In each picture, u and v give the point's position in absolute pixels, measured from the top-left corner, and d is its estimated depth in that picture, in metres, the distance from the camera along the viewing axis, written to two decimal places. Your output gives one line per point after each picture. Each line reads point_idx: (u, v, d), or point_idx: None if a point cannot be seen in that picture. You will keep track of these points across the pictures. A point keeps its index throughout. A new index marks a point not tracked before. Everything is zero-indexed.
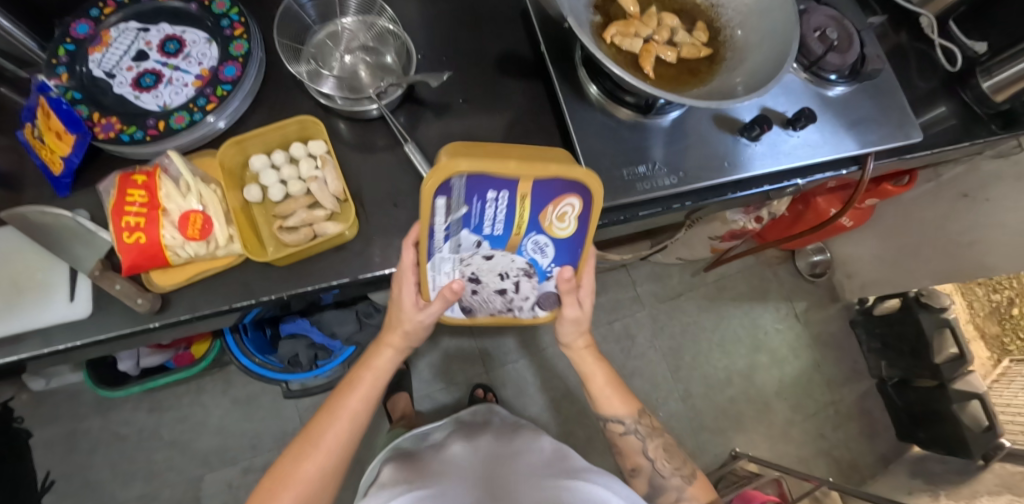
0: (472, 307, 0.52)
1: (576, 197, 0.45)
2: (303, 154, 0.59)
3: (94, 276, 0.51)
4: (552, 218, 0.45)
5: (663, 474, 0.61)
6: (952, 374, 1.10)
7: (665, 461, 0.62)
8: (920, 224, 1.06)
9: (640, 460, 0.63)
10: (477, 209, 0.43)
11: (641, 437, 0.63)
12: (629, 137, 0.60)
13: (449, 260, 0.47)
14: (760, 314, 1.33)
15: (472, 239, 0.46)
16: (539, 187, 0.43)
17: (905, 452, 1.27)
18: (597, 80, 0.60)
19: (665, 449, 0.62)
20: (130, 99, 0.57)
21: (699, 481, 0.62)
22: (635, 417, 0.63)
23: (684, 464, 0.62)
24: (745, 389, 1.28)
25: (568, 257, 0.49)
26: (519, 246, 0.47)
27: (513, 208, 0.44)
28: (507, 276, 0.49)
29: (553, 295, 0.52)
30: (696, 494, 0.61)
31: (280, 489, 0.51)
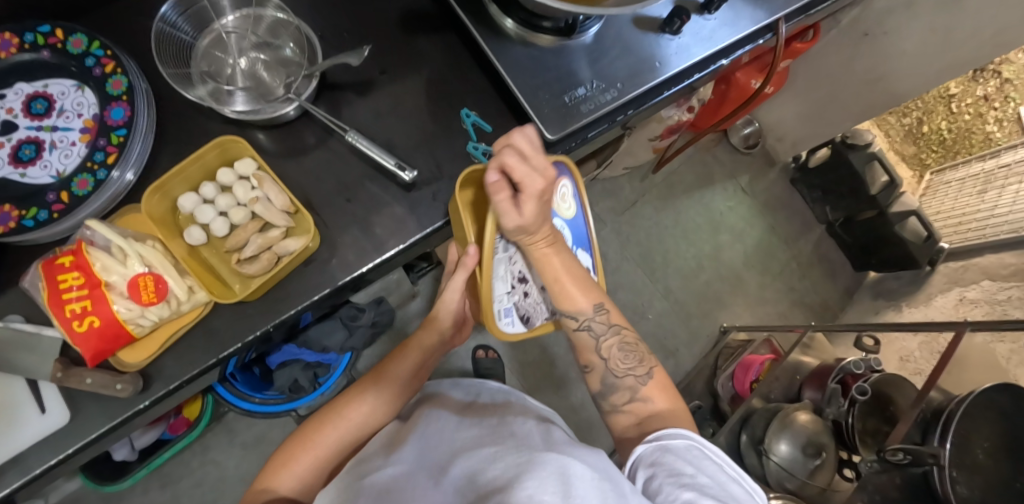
0: (528, 314, 0.57)
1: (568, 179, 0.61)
2: (234, 178, 0.55)
3: (58, 378, 0.47)
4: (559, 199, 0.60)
5: (617, 373, 0.55)
6: (888, 199, 1.20)
7: (621, 361, 0.56)
8: (830, 72, 1.10)
9: (593, 358, 0.56)
10: None
11: (597, 335, 0.56)
12: (558, 63, 0.59)
13: (502, 261, 0.53)
14: (712, 198, 1.40)
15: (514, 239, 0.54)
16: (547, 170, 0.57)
17: (863, 280, 1.42)
18: (511, 13, 0.57)
19: (622, 348, 0.56)
20: (16, 178, 0.50)
21: (655, 381, 0.56)
22: (590, 314, 0.54)
23: (642, 363, 0.56)
24: (716, 269, 1.36)
25: (576, 236, 0.62)
26: None
27: None
28: None
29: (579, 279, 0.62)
30: (652, 394, 0.55)
31: (296, 453, 0.52)
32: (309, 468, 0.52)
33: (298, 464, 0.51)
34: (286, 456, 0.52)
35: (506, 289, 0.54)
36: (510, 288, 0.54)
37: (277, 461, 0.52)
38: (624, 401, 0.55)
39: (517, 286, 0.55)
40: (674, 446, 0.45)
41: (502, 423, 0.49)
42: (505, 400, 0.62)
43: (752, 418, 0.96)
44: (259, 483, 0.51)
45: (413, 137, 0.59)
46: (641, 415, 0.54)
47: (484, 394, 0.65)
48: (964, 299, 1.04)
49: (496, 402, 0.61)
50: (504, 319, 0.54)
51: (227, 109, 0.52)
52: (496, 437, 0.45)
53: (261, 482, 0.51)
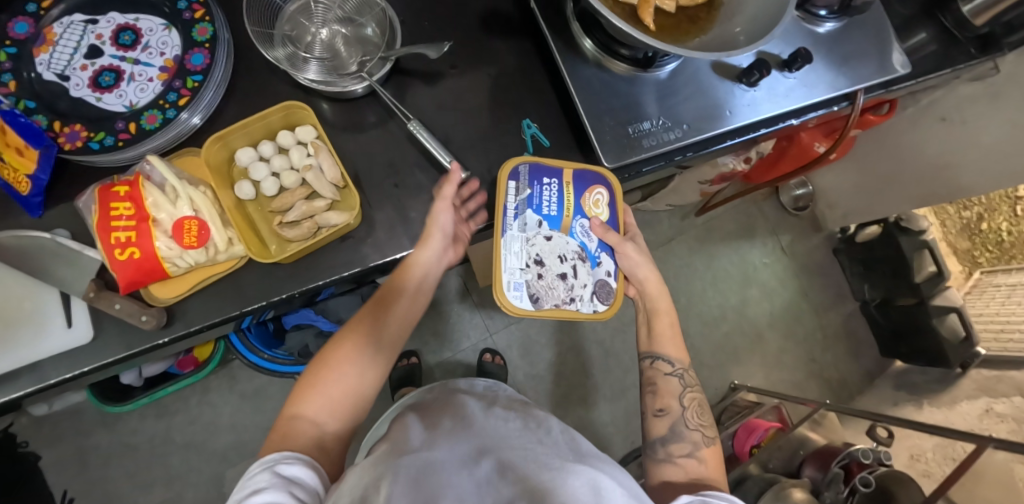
0: (539, 296, 0.54)
1: (603, 187, 0.59)
2: (292, 142, 0.56)
3: (90, 298, 0.49)
4: (589, 203, 0.58)
5: (688, 425, 0.56)
6: (932, 291, 1.16)
7: (695, 415, 0.57)
8: (899, 150, 1.07)
9: (672, 403, 0.58)
10: (537, 192, 0.56)
11: (681, 384, 0.59)
12: (628, 92, 0.59)
13: (518, 239, 0.54)
14: (748, 251, 1.37)
15: (535, 219, 0.55)
16: (579, 174, 0.58)
17: (888, 366, 1.36)
18: (591, 33, 0.57)
19: (698, 404, 0.58)
20: (91, 102, 0.52)
21: (714, 450, 0.56)
22: (683, 364, 0.60)
23: (709, 425, 0.58)
24: (738, 323, 1.33)
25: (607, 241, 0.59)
26: (570, 228, 0.57)
27: (563, 193, 0.57)
28: (565, 258, 0.56)
29: (605, 284, 0.58)
30: (708, 457, 0.55)
31: (325, 379, 0.48)
32: (338, 394, 0.48)
33: (317, 397, 0.47)
34: (316, 381, 0.48)
35: (518, 263, 0.54)
36: (524, 266, 0.54)
37: (299, 392, 0.48)
38: (682, 452, 0.55)
39: (531, 266, 0.54)
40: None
41: (525, 427, 0.50)
42: (523, 402, 0.62)
43: (745, 483, 0.93)
44: (287, 407, 0.47)
45: (470, 136, 0.59)
46: (693, 473, 0.53)
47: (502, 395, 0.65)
48: (990, 410, 0.99)
49: (516, 403, 0.61)
50: (511, 291, 0.53)
51: (303, 75, 0.54)
52: (527, 440, 0.46)
53: (289, 408, 0.47)
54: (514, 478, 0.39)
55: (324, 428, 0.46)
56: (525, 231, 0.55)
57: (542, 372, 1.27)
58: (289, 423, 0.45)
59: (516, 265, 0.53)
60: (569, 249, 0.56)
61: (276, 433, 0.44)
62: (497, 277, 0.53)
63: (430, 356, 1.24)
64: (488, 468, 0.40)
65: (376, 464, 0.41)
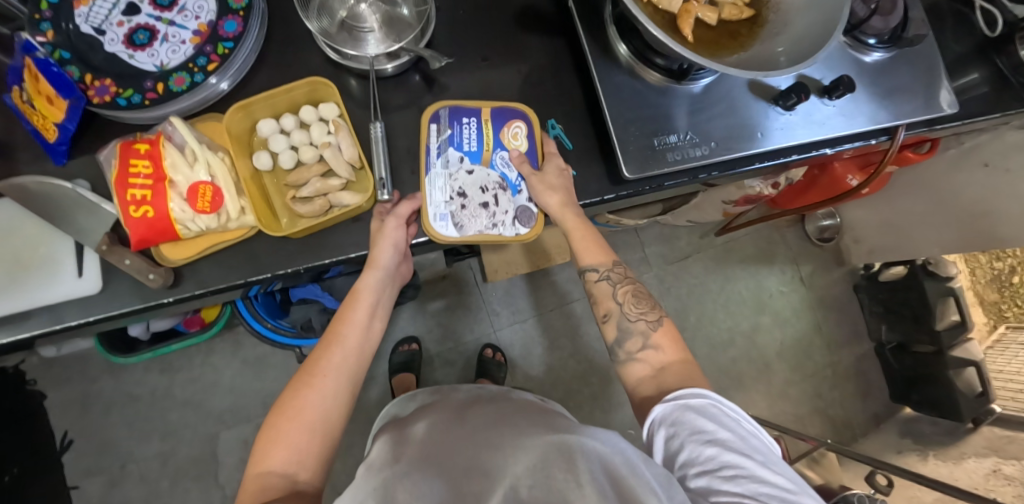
0: (463, 223, 0.54)
1: (522, 121, 0.58)
2: (314, 118, 0.56)
3: (102, 251, 0.49)
4: (508, 136, 0.57)
5: (629, 317, 0.53)
6: (952, 341, 1.12)
7: (634, 306, 0.54)
8: (937, 192, 1.02)
9: (610, 304, 0.54)
10: (457, 131, 0.56)
11: (613, 283, 0.55)
12: (658, 102, 0.57)
13: (440, 177, 0.55)
14: (765, 277, 1.34)
15: (456, 155, 0.55)
16: (496, 111, 0.57)
17: (897, 412, 1.32)
18: (627, 39, 0.56)
19: (633, 293, 0.54)
20: (124, 58, 0.53)
21: (664, 330, 0.53)
22: (609, 265, 0.55)
23: (654, 309, 0.54)
24: (746, 349, 1.30)
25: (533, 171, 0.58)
26: (491, 161, 0.56)
27: (481, 130, 0.57)
28: (486, 189, 0.55)
29: (530, 210, 0.56)
30: (662, 340, 0.52)
31: (286, 427, 0.45)
32: (305, 437, 0.45)
33: (281, 445, 0.44)
34: (273, 431, 0.45)
35: (442, 197, 0.54)
36: (445, 197, 0.54)
37: (263, 439, 0.45)
38: (636, 347, 0.52)
39: (455, 199, 0.54)
40: (694, 406, 0.44)
41: (513, 419, 0.50)
42: (502, 395, 0.62)
43: None
44: (254, 465, 0.44)
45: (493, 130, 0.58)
46: (654, 365, 0.51)
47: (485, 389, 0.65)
48: (998, 471, 0.95)
49: (496, 396, 0.61)
50: (435, 220, 0.53)
51: (341, 50, 0.54)
52: (508, 436, 0.45)
53: (256, 464, 0.44)
54: (486, 483, 0.39)
55: (297, 471, 0.44)
56: (449, 169, 0.55)
57: (541, 374, 1.26)
58: (257, 482, 0.42)
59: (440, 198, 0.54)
60: (492, 180, 0.56)
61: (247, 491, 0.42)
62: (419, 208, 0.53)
63: (431, 345, 1.24)
64: (462, 476, 0.40)
65: (368, 480, 0.41)
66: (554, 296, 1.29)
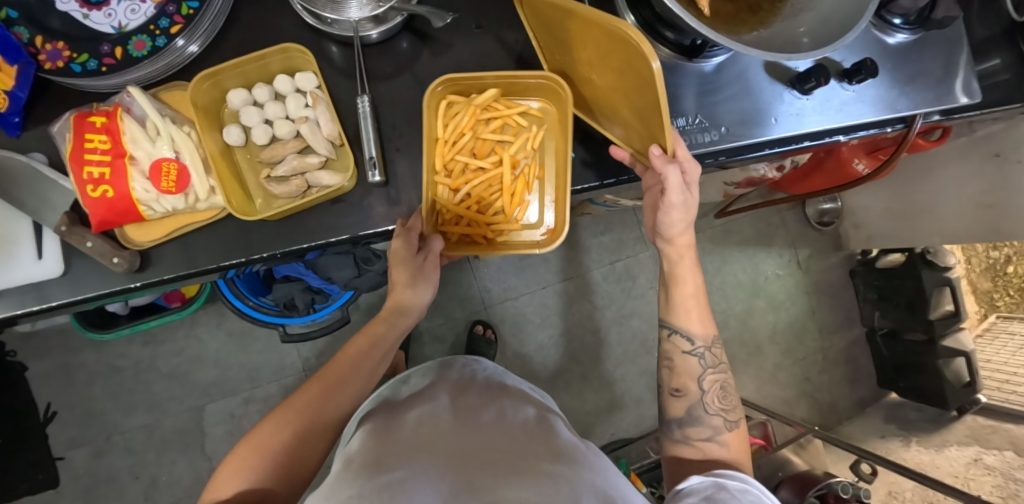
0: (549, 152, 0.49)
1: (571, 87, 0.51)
2: (290, 89, 0.51)
3: (61, 232, 0.45)
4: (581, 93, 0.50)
5: (708, 409, 0.51)
6: (944, 330, 1.12)
7: (716, 398, 0.52)
8: (943, 180, 1.00)
9: (691, 384, 0.52)
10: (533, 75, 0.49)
11: (704, 365, 0.53)
12: (667, 81, 0.53)
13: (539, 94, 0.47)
14: (762, 260, 1.32)
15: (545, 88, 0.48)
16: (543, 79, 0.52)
17: (882, 397, 1.33)
18: (637, 9, 0.51)
19: (721, 386, 0.53)
20: (78, 19, 0.47)
21: (738, 432, 0.52)
22: (707, 342, 0.53)
23: (735, 410, 0.52)
24: (739, 332, 1.30)
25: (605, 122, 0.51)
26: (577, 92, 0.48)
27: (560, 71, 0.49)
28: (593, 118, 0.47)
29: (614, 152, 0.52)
30: (732, 442, 0.51)
31: (254, 456, 0.43)
32: (277, 460, 0.43)
33: (248, 469, 0.42)
34: (237, 458, 0.43)
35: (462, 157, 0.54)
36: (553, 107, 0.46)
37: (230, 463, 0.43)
38: (702, 436, 0.51)
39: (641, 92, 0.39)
40: (730, 487, 0.41)
41: (503, 418, 0.49)
42: (501, 386, 0.59)
43: None
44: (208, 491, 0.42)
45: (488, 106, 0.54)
46: (709, 456, 0.50)
47: (479, 375, 0.62)
48: (978, 460, 0.96)
49: (492, 387, 0.58)
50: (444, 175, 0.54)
51: (320, 12, 0.48)
52: (494, 440, 0.44)
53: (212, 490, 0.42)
54: (474, 492, 0.37)
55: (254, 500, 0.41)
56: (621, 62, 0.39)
57: (532, 353, 1.24)
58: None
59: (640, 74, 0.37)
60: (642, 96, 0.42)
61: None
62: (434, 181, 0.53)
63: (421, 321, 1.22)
64: (447, 484, 0.38)
65: (341, 487, 0.39)
66: (548, 274, 1.26)
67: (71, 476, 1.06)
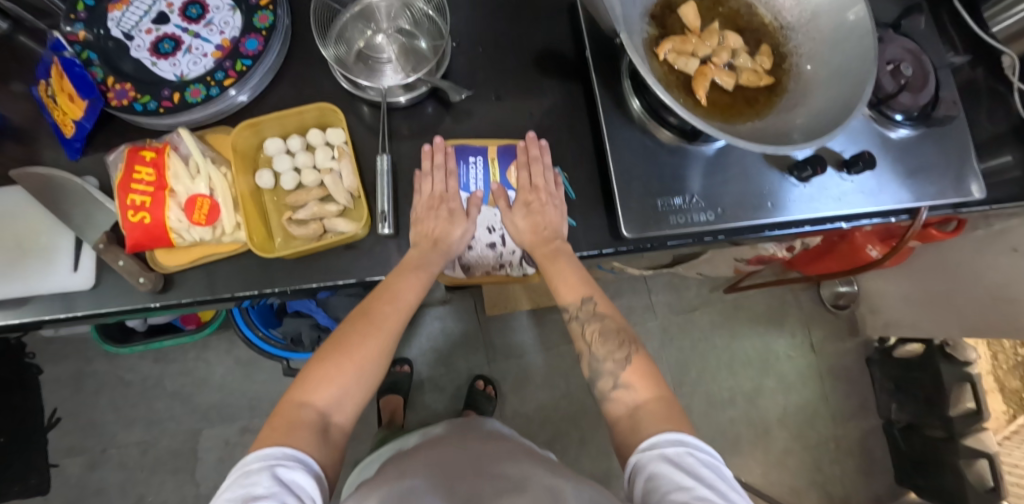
0: (470, 264, 0.57)
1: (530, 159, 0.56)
2: (320, 141, 0.56)
3: (98, 249, 0.50)
4: (515, 175, 0.56)
5: (599, 358, 0.51)
6: (964, 428, 1.07)
7: (601, 345, 0.51)
8: (960, 271, 0.98)
9: (581, 344, 0.53)
10: (463, 171, 0.55)
11: (584, 322, 0.53)
12: (668, 161, 0.56)
13: None
14: (774, 338, 1.30)
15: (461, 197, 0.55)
16: (504, 149, 0.56)
17: (900, 496, 1.25)
18: (642, 95, 0.55)
19: (603, 333, 0.52)
20: (147, 65, 0.54)
21: (636, 368, 0.50)
22: (576, 305, 0.52)
23: (623, 347, 0.51)
24: (746, 411, 1.25)
25: None
26: (497, 202, 0.56)
27: (488, 170, 0.56)
28: (493, 229, 0.56)
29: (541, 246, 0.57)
30: (633, 380, 0.49)
31: (342, 365, 0.46)
32: (354, 382, 0.46)
33: (340, 376, 0.46)
34: (324, 369, 0.46)
35: None
36: None
37: (314, 369, 0.46)
38: (608, 386, 0.50)
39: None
40: (671, 453, 0.43)
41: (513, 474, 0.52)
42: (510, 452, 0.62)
43: None
44: (295, 394, 0.45)
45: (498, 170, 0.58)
46: (626, 406, 0.48)
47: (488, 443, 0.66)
48: None
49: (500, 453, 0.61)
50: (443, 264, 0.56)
51: (355, 78, 0.53)
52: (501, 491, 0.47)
53: (297, 393, 0.45)
54: None
55: (331, 413, 0.45)
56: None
57: (531, 412, 1.23)
58: (297, 412, 0.44)
59: None
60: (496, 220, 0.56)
61: (283, 422, 0.43)
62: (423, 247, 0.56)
63: (423, 367, 1.22)
64: None
65: None
66: (555, 332, 1.26)
67: (60, 486, 1.07)
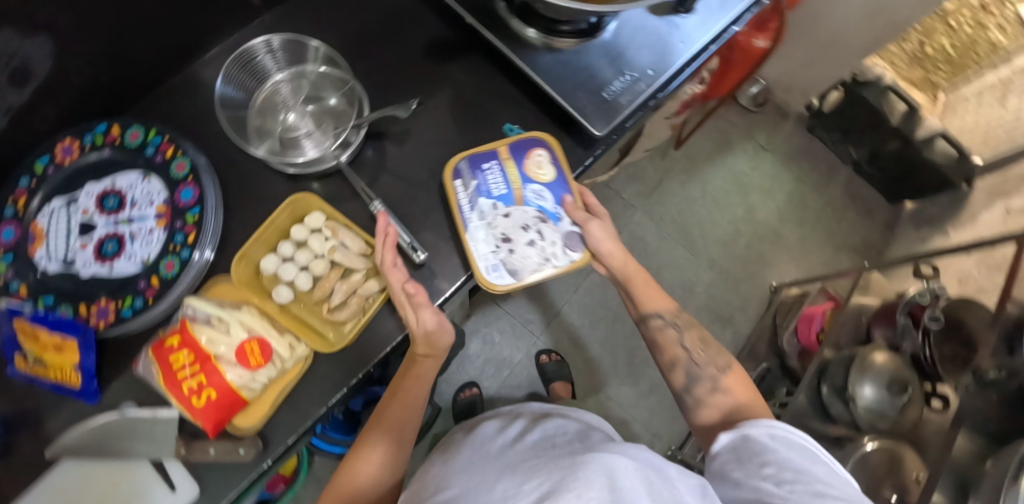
0: (516, 268, 0.54)
1: (542, 148, 0.59)
2: (307, 232, 0.56)
3: (184, 455, 0.50)
4: (533, 167, 0.58)
5: (698, 362, 0.57)
6: (910, 128, 1.20)
7: (701, 351, 0.58)
8: (831, 15, 1.10)
9: (677, 352, 0.58)
10: (482, 178, 0.57)
11: (675, 330, 0.59)
12: (587, 62, 0.60)
13: (481, 228, 0.56)
14: (733, 161, 1.40)
15: (488, 203, 0.56)
16: (514, 145, 0.58)
17: (899, 212, 1.40)
18: (532, 22, 0.59)
19: (700, 340, 0.59)
20: (105, 274, 0.52)
21: (735, 377, 0.57)
22: (672, 314, 0.59)
23: (722, 358, 0.58)
24: (754, 231, 1.36)
25: (564, 193, 0.58)
26: (524, 198, 0.57)
27: (505, 170, 0.57)
28: (529, 227, 0.56)
29: (575, 233, 0.57)
30: (733, 385, 0.56)
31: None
32: None
33: None
34: None
35: (488, 248, 0.55)
36: (493, 248, 0.55)
37: None
38: (707, 391, 0.56)
39: (501, 246, 0.55)
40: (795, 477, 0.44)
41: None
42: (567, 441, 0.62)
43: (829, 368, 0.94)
44: None
45: None
46: (723, 408, 0.54)
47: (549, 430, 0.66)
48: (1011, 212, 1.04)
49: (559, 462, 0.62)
50: (489, 272, 0.54)
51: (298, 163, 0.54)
52: None
53: None
54: None
55: None
56: (485, 220, 0.56)
57: (599, 352, 1.28)
58: None
59: (486, 255, 0.55)
60: (528, 216, 0.56)
61: None
62: (472, 265, 0.55)
63: (490, 380, 1.25)
64: None
65: None
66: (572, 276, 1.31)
67: None
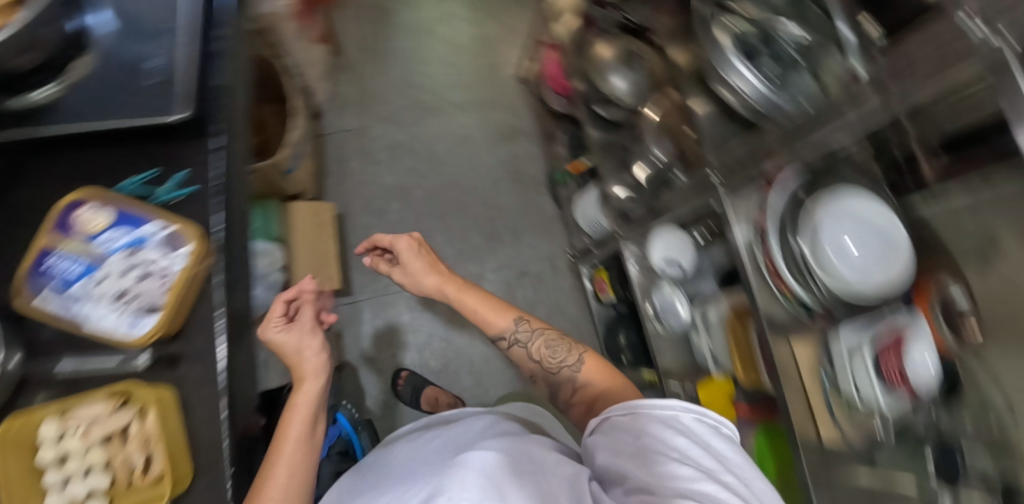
0: (149, 307, 0.44)
1: (84, 199, 0.45)
2: (47, 449, 0.41)
3: None
4: (85, 224, 0.45)
5: (552, 369, 0.66)
6: None
7: (551, 356, 0.66)
8: None
9: (536, 365, 0.67)
10: (46, 275, 0.44)
11: (525, 343, 0.68)
12: (116, 67, 0.48)
13: (90, 312, 0.44)
14: (398, 19, 1.37)
15: (72, 289, 0.44)
16: (50, 222, 0.44)
17: None
18: (20, 84, 0.45)
19: (548, 345, 0.66)
20: None
21: (590, 363, 0.64)
22: (512, 327, 0.68)
23: (571, 352, 0.66)
24: (466, 52, 1.35)
25: (138, 216, 0.47)
26: (104, 253, 0.46)
27: (62, 249, 0.44)
28: (132, 271, 0.45)
29: (175, 230, 0.47)
30: (591, 372, 0.64)
31: None
32: None
33: None
34: None
35: (113, 319, 0.44)
36: (116, 314, 0.44)
37: None
38: (569, 390, 0.65)
39: (124, 305, 0.44)
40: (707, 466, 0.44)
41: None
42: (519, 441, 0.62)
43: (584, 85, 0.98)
44: None
45: None
46: (592, 397, 0.62)
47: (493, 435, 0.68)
48: None
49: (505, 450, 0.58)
50: (132, 331, 0.43)
51: None
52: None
53: None
54: None
55: None
56: (87, 301, 0.44)
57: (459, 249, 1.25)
58: None
59: (120, 325, 0.44)
60: (121, 264, 0.46)
61: None
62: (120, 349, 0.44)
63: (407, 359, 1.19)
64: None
65: None
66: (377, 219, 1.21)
67: None
